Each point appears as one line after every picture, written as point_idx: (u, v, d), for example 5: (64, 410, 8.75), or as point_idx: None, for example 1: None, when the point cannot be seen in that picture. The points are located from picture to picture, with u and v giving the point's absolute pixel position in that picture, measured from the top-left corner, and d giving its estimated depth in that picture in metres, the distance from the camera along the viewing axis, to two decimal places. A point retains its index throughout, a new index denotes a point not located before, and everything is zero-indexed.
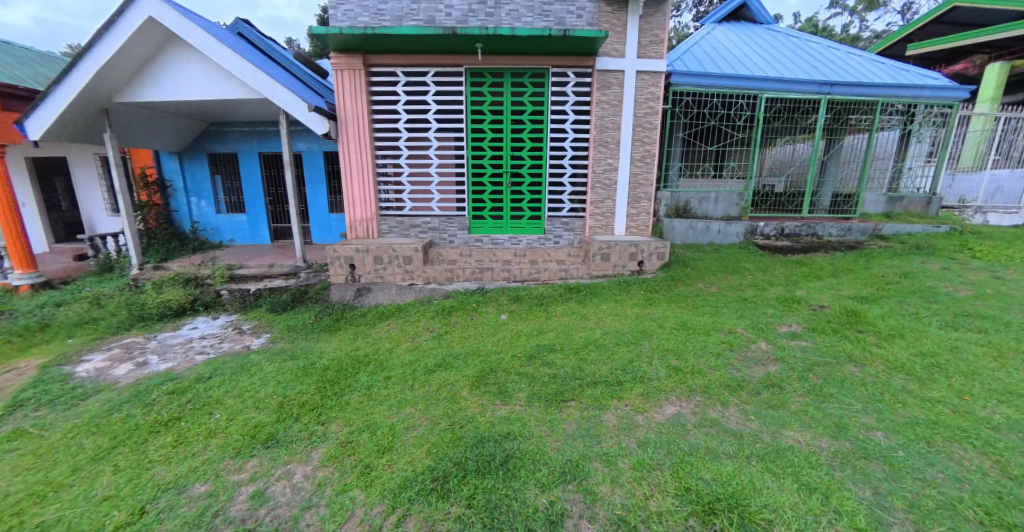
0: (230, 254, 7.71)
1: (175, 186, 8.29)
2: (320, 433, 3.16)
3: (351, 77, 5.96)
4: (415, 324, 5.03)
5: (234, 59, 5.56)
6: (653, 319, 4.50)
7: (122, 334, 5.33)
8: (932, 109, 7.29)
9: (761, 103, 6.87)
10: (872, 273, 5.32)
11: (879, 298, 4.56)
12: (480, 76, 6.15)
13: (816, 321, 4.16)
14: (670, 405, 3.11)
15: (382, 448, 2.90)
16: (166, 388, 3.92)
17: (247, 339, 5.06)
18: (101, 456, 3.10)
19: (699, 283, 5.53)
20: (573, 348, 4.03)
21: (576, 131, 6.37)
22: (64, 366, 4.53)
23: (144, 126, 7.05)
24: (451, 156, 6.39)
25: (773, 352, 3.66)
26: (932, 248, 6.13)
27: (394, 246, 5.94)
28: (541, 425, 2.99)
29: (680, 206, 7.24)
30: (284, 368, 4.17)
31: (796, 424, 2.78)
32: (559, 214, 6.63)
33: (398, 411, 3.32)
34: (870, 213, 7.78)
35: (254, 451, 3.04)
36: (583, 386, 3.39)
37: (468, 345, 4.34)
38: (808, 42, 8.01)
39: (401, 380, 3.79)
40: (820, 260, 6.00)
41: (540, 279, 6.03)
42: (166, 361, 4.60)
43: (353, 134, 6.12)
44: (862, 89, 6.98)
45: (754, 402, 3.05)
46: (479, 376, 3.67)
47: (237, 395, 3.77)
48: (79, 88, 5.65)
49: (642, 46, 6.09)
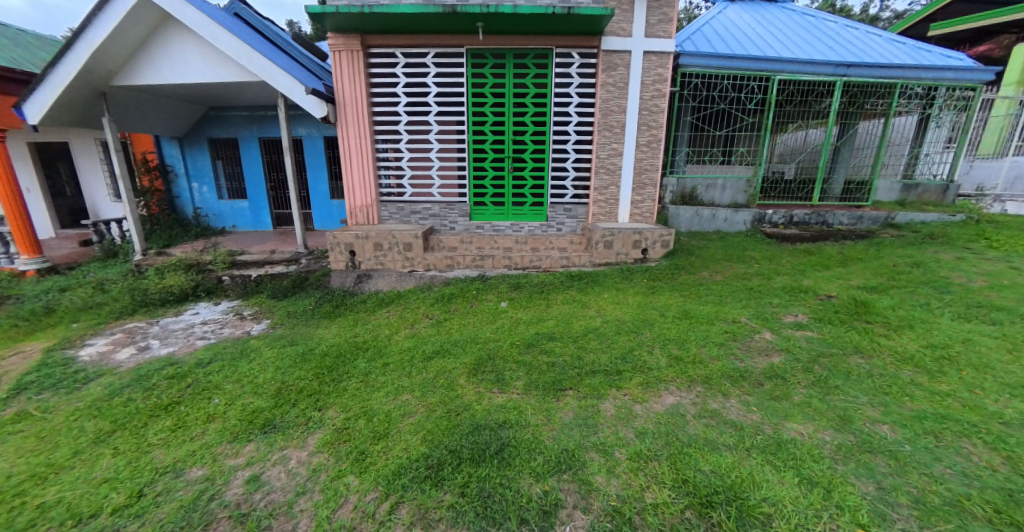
0: (233, 240, 7.73)
1: (177, 171, 8.32)
2: (316, 419, 3.16)
3: (348, 58, 5.84)
4: (414, 311, 5.00)
5: (230, 41, 5.49)
6: (654, 308, 4.42)
7: (127, 319, 5.42)
8: (953, 92, 6.97)
9: (773, 85, 6.62)
10: (882, 262, 5.17)
11: (888, 288, 4.40)
12: (481, 57, 6.00)
13: (823, 311, 4.04)
14: (670, 395, 3.06)
15: (378, 435, 2.88)
16: (166, 372, 3.94)
17: (248, 325, 5.08)
18: (101, 439, 3.12)
19: (703, 272, 5.42)
20: (572, 336, 3.95)
21: (580, 115, 6.23)
22: (68, 351, 4.58)
23: (142, 110, 7.01)
24: (453, 142, 6.29)
25: (777, 342, 3.56)
26: (946, 238, 5.95)
27: (394, 233, 5.90)
28: (538, 413, 2.95)
29: (686, 193, 7.06)
30: (283, 354, 4.18)
31: (799, 417, 2.71)
32: (562, 201, 6.53)
33: (395, 399, 3.30)
34: (883, 201, 7.51)
35: (251, 436, 3.06)
36: (582, 375, 3.33)
37: (466, 333, 4.28)
38: (825, 21, 7.73)
39: (399, 366, 3.76)
40: (829, 249, 5.85)
41: (541, 266, 5.96)
42: (167, 346, 4.63)
43: (352, 118, 6.03)
44: (879, 71, 6.67)
45: (756, 393, 2.99)
46: (477, 364, 3.62)
47: (236, 380, 3.78)
48: (75, 72, 5.61)
49: (648, 26, 5.90)
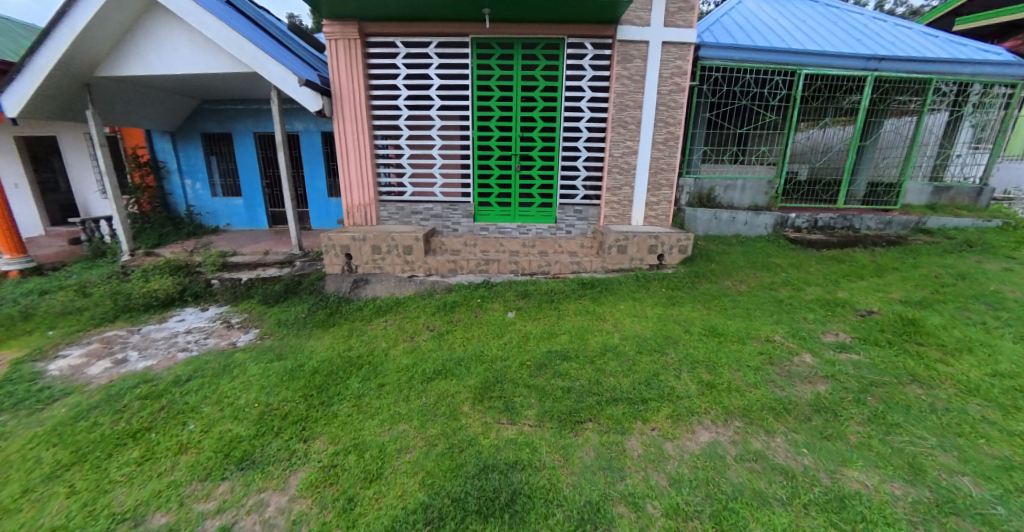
0: (226, 239, 7.36)
1: (169, 167, 7.94)
2: (301, 452, 2.78)
3: (346, 48, 5.44)
4: (414, 321, 4.62)
5: (219, 28, 5.08)
6: (677, 322, 4.03)
7: (106, 326, 5.04)
8: (991, 89, 6.55)
9: (799, 80, 6.22)
10: (921, 272, 4.78)
11: (935, 303, 4.01)
12: (487, 47, 5.61)
13: (866, 329, 3.65)
14: (704, 430, 2.68)
15: (370, 477, 2.52)
16: (139, 392, 3.55)
17: (235, 335, 4.70)
18: (56, 474, 2.74)
19: (726, 280, 5.03)
20: (589, 356, 3.56)
21: (593, 110, 5.83)
22: (38, 363, 4.20)
23: (130, 102, 6.63)
24: (456, 138, 5.90)
25: (821, 368, 3.16)
26: (986, 246, 5.55)
27: (393, 235, 5.53)
28: (553, 451, 2.58)
29: (704, 194, 6.65)
30: (269, 370, 3.80)
31: (859, 462, 2.34)
32: (572, 202, 6.13)
33: (391, 428, 2.92)
34: (912, 204, 7.10)
35: (226, 473, 2.68)
36: (602, 404, 2.94)
37: (470, 348, 3.90)
38: (851, 12, 7.29)
39: (395, 389, 3.38)
40: (860, 256, 5.45)
41: (550, 272, 5.56)
42: (146, 359, 4.25)
43: (349, 112, 5.63)
44: (912, 65, 6.29)
45: (805, 430, 2.61)
46: (483, 388, 3.24)
47: (215, 402, 3.40)
48: (55, 61, 5.23)
49: (668, 14, 5.48)
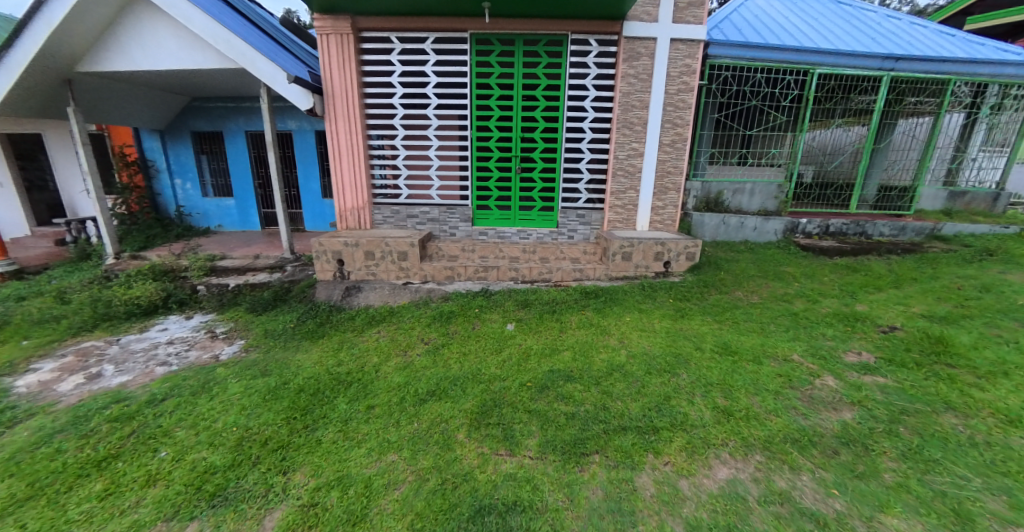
0: (216, 242, 7.10)
1: (158, 166, 7.67)
2: (280, 487, 2.53)
3: (337, 43, 5.17)
4: (408, 333, 4.37)
5: (204, 21, 4.81)
6: (687, 338, 3.79)
7: (84, 335, 4.77)
8: (1010, 90, 6.31)
9: (812, 80, 5.97)
10: (942, 283, 4.54)
11: (960, 318, 3.78)
12: (487, 43, 5.35)
13: (891, 349, 3.41)
14: (723, 466, 2.43)
15: (353, 521, 2.27)
16: (109, 413, 3.29)
17: (218, 347, 4.43)
18: (8, 511, 2.49)
19: (736, 290, 4.78)
20: (594, 377, 3.31)
21: (597, 110, 5.57)
22: (7, 378, 3.93)
23: (114, 99, 6.34)
24: (455, 138, 5.66)
25: (846, 393, 2.92)
26: (1005, 254, 5.33)
27: (388, 240, 5.29)
28: (557, 490, 2.34)
29: (712, 198, 6.39)
30: (252, 389, 3.54)
31: (898, 508, 2.11)
32: (574, 206, 5.88)
33: (378, 459, 2.67)
34: (926, 209, 6.87)
35: (195, 512, 2.43)
36: (609, 434, 2.69)
37: (467, 366, 3.64)
38: (865, 10, 7.03)
39: (386, 412, 3.12)
40: (876, 265, 5.21)
41: (551, 279, 5.32)
42: (122, 374, 3.98)
43: (342, 110, 5.36)
44: (928, 66, 6.05)
45: (834, 467, 2.36)
46: (480, 413, 2.99)
47: (190, 425, 3.14)
48: (32, 55, 4.95)
49: (677, 10, 5.22)
